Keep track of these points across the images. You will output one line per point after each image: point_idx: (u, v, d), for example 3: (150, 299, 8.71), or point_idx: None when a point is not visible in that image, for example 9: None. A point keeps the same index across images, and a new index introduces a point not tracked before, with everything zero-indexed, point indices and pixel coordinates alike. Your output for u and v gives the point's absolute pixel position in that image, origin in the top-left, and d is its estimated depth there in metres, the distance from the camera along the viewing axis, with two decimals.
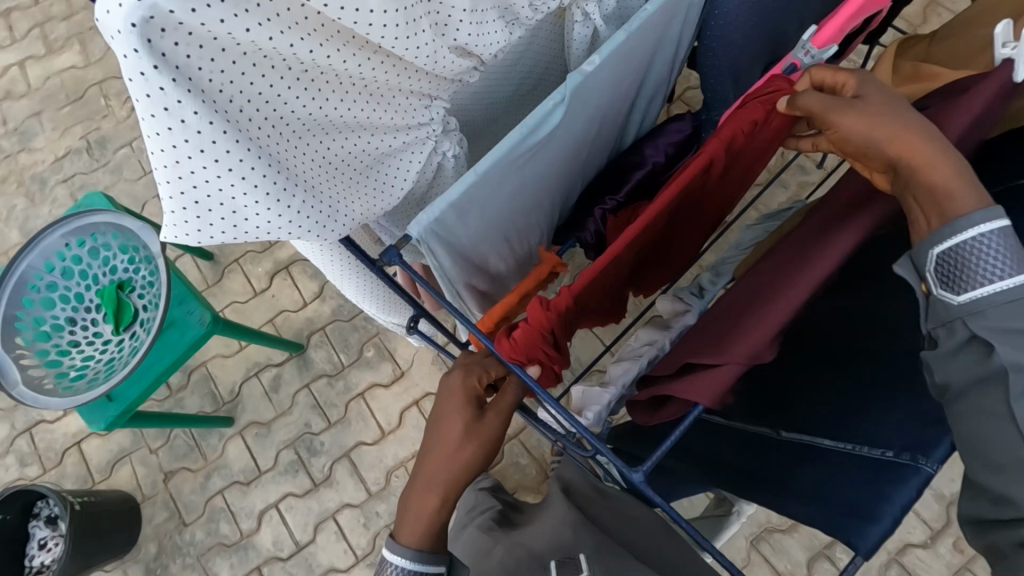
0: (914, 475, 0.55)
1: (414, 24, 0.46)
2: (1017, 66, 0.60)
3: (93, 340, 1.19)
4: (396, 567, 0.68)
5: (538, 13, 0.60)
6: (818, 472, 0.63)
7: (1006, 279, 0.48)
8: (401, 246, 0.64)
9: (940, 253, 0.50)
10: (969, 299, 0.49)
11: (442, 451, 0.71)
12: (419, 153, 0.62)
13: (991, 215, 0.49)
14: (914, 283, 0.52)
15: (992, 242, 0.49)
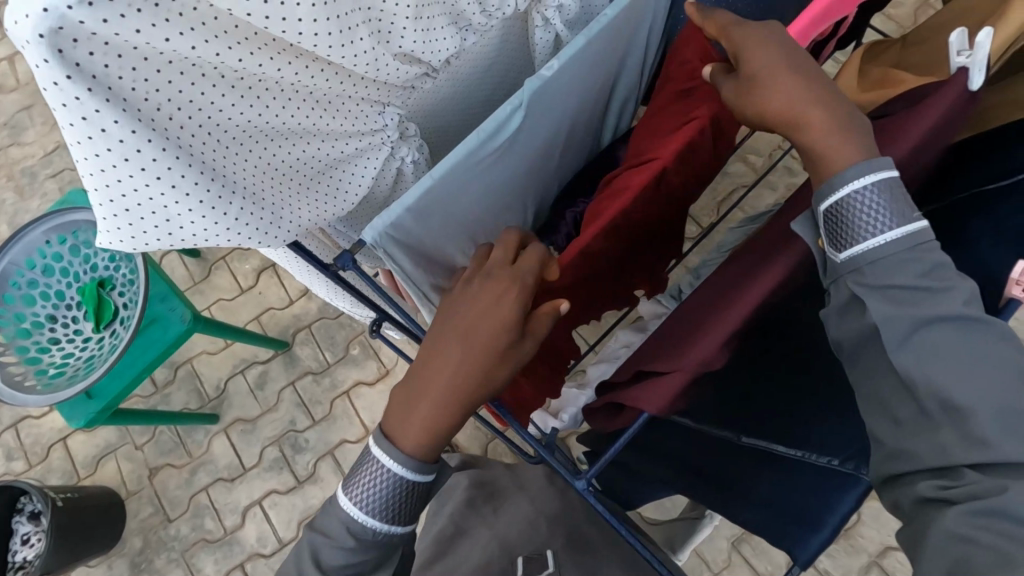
0: (854, 485, 0.60)
1: (348, 32, 0.46)
2: (972, 75, 0.60)
3: (74, 338, 1.19)
4: (386, 471, 0.60)
5: (492, 18, 0.60)
6: (777, 479, 0.65)
7: (884, 234, 0.50)
8: (355, 252, 0.64)
9: (825, 209, 0.52)
10: (849, 257, 0.51)
11: (472, 339, 0.60)
12: (375, 159, 0.62)
13: (872, 168, 0.51)
14: (810, 239, 0.55)
15: (868, 197, 0.51)
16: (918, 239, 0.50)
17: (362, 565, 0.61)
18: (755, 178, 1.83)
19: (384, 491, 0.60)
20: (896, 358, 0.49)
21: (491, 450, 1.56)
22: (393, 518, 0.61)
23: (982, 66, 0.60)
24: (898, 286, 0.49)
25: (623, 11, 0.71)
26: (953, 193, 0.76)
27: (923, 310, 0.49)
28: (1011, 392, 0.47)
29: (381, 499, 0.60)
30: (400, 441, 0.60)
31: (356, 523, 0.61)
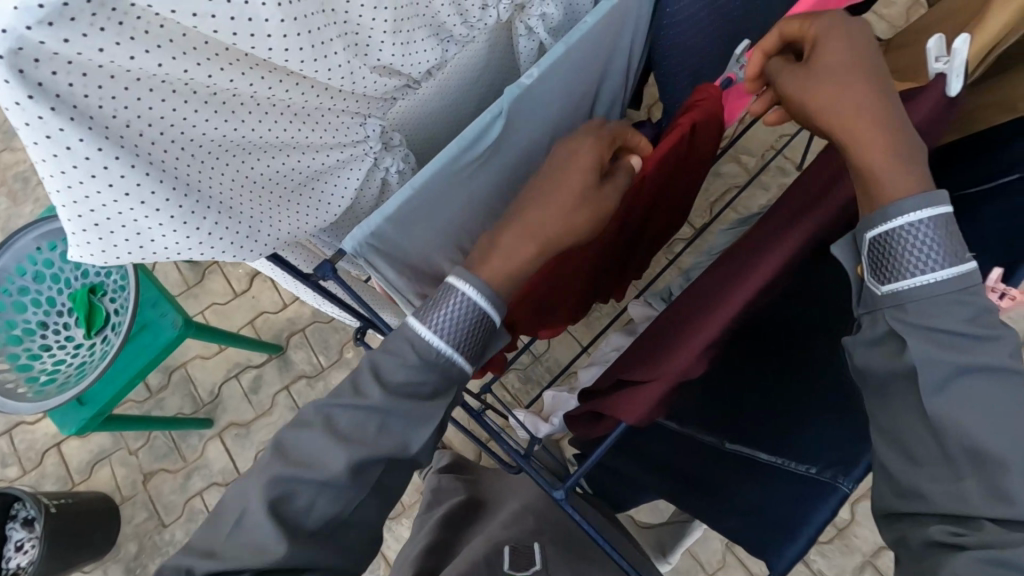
0: (831, 494, 0.55)
1: (321, 47, 0.45)
2: (950, 81, 0.60)
3: (66, 344, 1.18)
4: (462, 298, 0.57)
5: (474, 29, 0.60)
6: (756, 488, 0.64)
7: (936, 272, 0.48)
8: (336, 261, 0.64)
9: (872, 238, 0.51)
10: (891, 291, 0.50)
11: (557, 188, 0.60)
12: (357, 170, 0.62)
13: (927, 202, 0.49)
14: (850, 264, 0.54)
15: (922, 232, 0.49)
16: (966, 280, 0.49)
17: (425, 386, 0.57)
18: (747, 178, 1.83)
19: (461, 318, 0.57)
20: (929, 402, 0.48)
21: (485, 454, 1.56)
22: (464, 353, 0.58)
23: (961, 71, 0.59)
24: (943, 329, 0.48)
25: (604, 18, 0.71)
26: (933, 197, 0.78)
27: (964, 356, 0.48)
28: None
29: (456, 329, 0.57)
30: (476, 271, 0.58)
31: (422, 345, 0.56)
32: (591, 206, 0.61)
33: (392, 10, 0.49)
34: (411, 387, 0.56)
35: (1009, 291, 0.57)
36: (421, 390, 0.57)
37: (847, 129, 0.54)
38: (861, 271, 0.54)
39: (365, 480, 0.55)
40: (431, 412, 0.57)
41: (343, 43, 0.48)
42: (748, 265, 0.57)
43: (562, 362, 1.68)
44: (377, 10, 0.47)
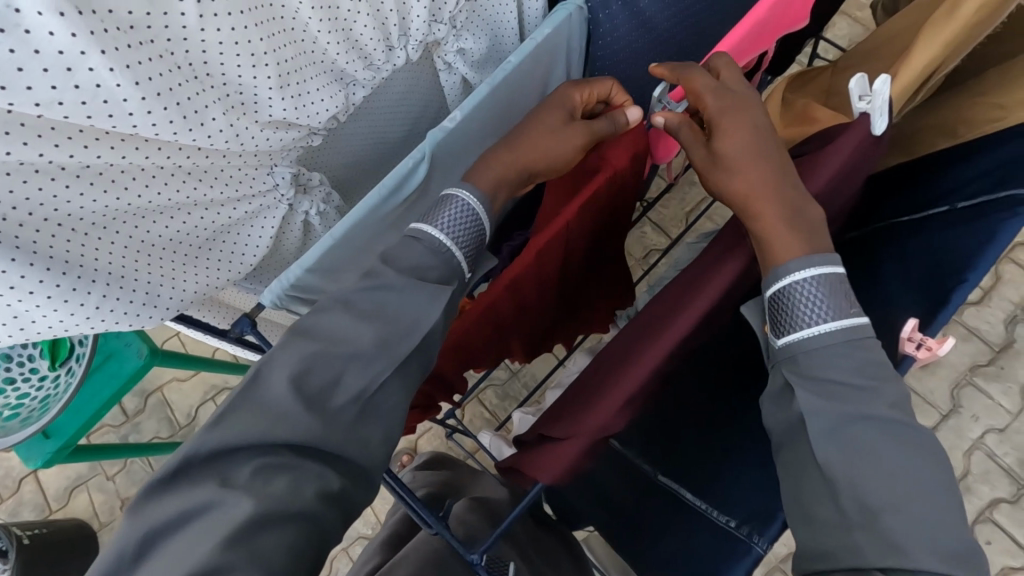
0: (744, 555, 0.55)
1: (196, 115, 0.44)
2: (874, 120, 0.58)
3: (30, 376, 0.83)
4: (459, 205, 0.58)
5: (379, 73, 0.59)
6: (681, 537, 0.64)
7: (818, 325, 0.50)
8: (255, 316, 0.62)
9: (768, 295, 0.53)
10: (784, 344, 0.52)
11: (537, 129, 0.63)
12: (273, 218, 0.60)
13: (816, 261, 0.52)
14: (756, 321, 0.57)
15: (806, 289, 0.51)
16: (850, 331, 0.49)
17: (431, 271, 0.56)
18: None
19: (462, 222, 0.58)
20: (816, 442, 0.49)
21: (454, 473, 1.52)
22: (463, 251, 0.58)
23: (884, 111, 0.58)
24: (833, 381, 0.49)
25: (531, 56, 0.69)
26: (880, 218, 0.76)
27: (859, 408, 0.48)
28: (936, 504, 0.45)
29: (458, 229, 0.58)
30: (474, 181, 0.61)
31: (432, 240, 0.57)
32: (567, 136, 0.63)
33: (275, 68, 0.47)
34: (420, 269, 0.56)
35: (925, 343, 0.56)
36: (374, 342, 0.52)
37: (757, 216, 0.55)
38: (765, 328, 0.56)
39: (389, 356, 0.53)
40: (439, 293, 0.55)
41: (224, 107, 0.46)
42: (706, 275, 0.57)
43: (538, 377, 1.66)
44: (259, 69, 0.45)
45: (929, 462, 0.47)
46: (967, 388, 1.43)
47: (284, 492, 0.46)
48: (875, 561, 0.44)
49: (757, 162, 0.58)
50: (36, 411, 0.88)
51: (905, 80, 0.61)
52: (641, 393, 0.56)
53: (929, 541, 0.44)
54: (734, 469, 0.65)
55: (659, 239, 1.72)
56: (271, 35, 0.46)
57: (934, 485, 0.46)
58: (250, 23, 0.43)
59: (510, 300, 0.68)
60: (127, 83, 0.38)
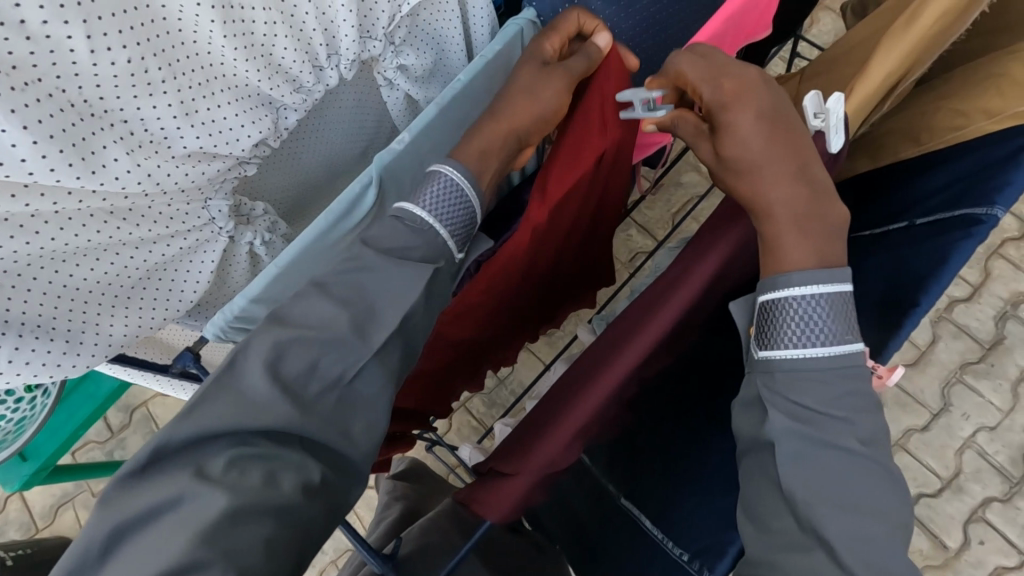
0: None
1: (95, 157, 0.42)
2: (829, 138, 0.57)
3: (6, 400, 0.75)
4: (445, 180, 0.54)
5: (311, 96, 0.57)
6: (644, 558, 0.64)
7: (810, 346, 0.47)
8: (197, 349, 0.61)
9: (763, 301, 0.50)
10: (767, 356, 0.49)
11: (515, 92, 0.59)
12: (213, 250, 0.59)
13: (824, 277, 0.48)
14: (745, 324, 0.53)
15: (807, 306, 0.48)
16: (836, 359, 0.47)
17: (413, 249, 0.52)
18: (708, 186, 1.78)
19: (447, 198, 0.54)
20: (785, 475, 0.46)
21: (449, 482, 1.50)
22: (448, 227, 0.55)
23: (839, 128, 0.56)
24: (802, 403, 0.46)
25: (482, 74, 0.67)
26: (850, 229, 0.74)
27: (834, 436, 0.46)
28: (885, 527, 0.44)
29: (444, 207, 0.54)
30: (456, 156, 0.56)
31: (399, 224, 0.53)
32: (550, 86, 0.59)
33: (174, 93, 0.44)
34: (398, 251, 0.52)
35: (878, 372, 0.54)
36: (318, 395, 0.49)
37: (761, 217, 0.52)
38: (752, 331, 0.53)
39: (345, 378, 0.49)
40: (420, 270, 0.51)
41: (127, 146, 0.44)
42: (670, 287, 0.55)
43: (525, 382, 1.65)
44: (156, 97, 0.43)
45: (882, 480, 0.46)
46: (957, 387, 1.41)
47: (258, 487, 0.43)
48: None
49: (783, 159, 0.52)
50: (12, 432, 0.80)
51: (866, 91, 0.60)
52: (592, 422, 0.56)
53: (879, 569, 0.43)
54: (694, 490, 0.63)
55: (645, 241, 1.69)
56: (171, 60, 0.44)
57: (885, 508, 0.45)
58: (145, 53, 0.41)
59: (495, 279, 0.66)
60: (13, 127, 0.36)
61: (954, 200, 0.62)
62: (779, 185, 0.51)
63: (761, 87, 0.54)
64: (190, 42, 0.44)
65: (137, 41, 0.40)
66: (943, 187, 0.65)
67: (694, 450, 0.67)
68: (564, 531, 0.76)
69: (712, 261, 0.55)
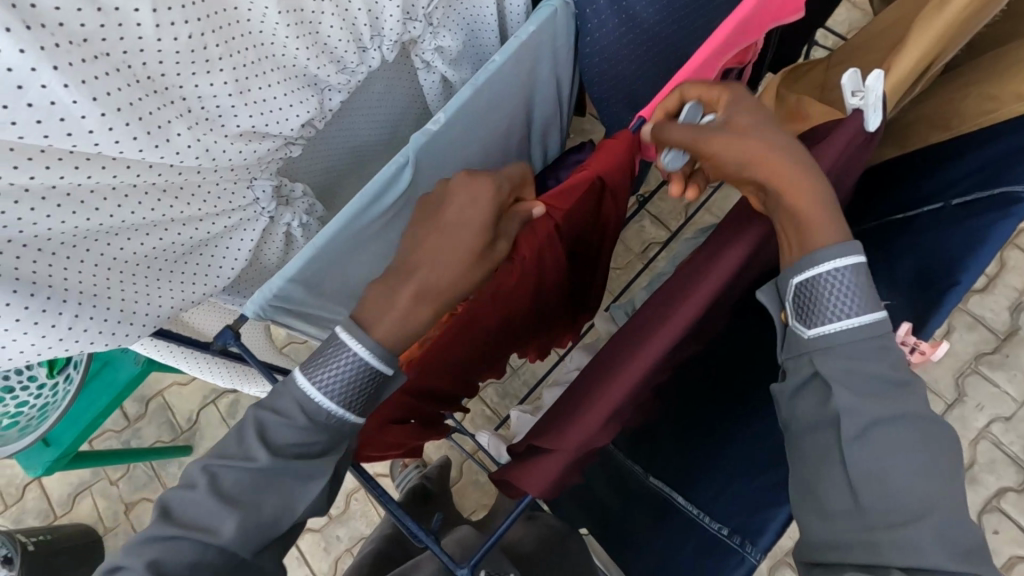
0: (737, 564, 0.54)
1: (160, 131, 0.43)
2: (867, 116, 0.56)
3: (28, 384, 0.80)
4: (349, 358, 0.49)
5: (355, 75, 0.57)
6: (671, 534, 0.64)
7: (856, 316, 0.47)
8: (238, 327, 0.61)
9: (798, 283, 0.49)
10: (818, 334, 0.48)
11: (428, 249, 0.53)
12: (252, 231, 0.59)
13: (846, 249, 0.48)
14: (775, 311, 0.52)
15: (844, 278, 0.48)
16: (881, 328, 0.48)
17: (315, 444, 0.50)
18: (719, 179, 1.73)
19: (348, 381, 0.50)
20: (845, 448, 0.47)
21: (465, 470, 1.50)
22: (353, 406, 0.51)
23: (878, 106, 0.56)
24: (860, 376, 0.47)
25: (514, 56, 0.66)
26: (878, 213, 0.74)
27: (884, 404, 0.47)
28: (942, 501, 0.45)
29: (343, 389, 0.50)
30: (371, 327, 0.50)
31: (311, 404, 0.50)
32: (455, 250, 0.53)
33: (230, 72, 0.45)
34: (302, 449, 0.50)
35: (919, 347, 0.56)
36: (311, 449, 0.50)
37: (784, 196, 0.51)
38: (785, 316, 0.52)
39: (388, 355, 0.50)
40: (318, 471, 0.50)
41: (188, 123, 0.45)
42: (713, 255, 0.56)
43: (539, 373, 1.65)
44: (213, 75, 0.44)
45: (925, 441, 0.47)
46: (972, 377, 1.41)
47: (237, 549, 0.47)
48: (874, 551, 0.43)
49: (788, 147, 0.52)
50: (36, 419, 0.85)
51: (901, 71, 0.60)
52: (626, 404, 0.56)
53: (945, 548, 0.44)
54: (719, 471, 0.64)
55: (658, 232, 1.68)
56: (227, 38, 0.44)
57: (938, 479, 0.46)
58: (206, 29, 0.42)
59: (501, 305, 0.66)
60: (83, 100, 0.38)
61: (984, 182, 0.62)
62: (757, 152, 0.52)
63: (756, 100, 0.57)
64: (244, 19, 0.45)
65: (199, 17, 0.41)
66: (969, 171, 0.65)
67: (720, 432, 0.67)
68: (592, 513, 0.76)
69: (752, 237, 0.56)
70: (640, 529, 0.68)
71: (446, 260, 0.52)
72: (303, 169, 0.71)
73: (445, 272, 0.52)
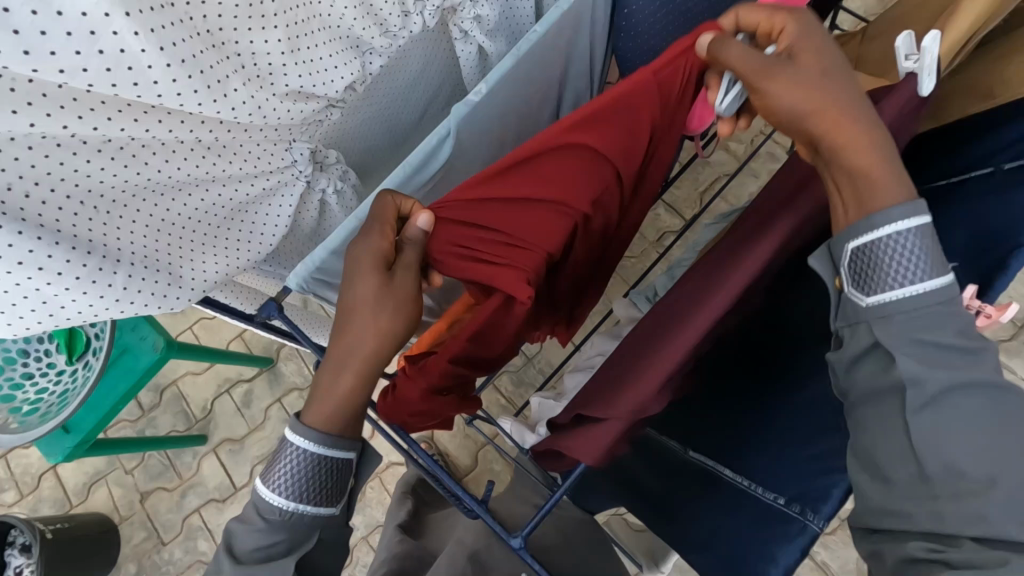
0: (800, 534, 0.54)
1: (220, 86, 0.43)
2: (921, 81, 0.56)
3: (47, 371, 0.87)
4: (297, 452, 0.54)
5: (397, 39, 0.57)
6: (718, 510, 0.63)
7: (921, 283, 0.43)
8: (281, 300, 0.61)
9: (852, 248, 0.46)
10: (878, 302, 0.45)
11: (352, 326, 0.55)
12: (290, 196, 0.60)
13: (913, 209, 0.44)
14: (827, 277, 0.49)
15: (908, 241, 0.44)
16: (950, 291, 0.44)
17: (276, 546, 0.54)
18: (733, 166, 1.67)
19: (297, 479, 0.54)
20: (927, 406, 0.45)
21: (482, 457, 1.50)
22: (308, 501, 0.54)
23: (933, 70, 0.55)
24: (923, 344, 0.43)
25: (554, 26, 0.64)
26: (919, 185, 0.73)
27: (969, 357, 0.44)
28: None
29: (293, 482, 0.54)
30: (307, 415, 0.55)
31: (265, 503, 0.54)
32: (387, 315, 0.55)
33: (284, 28, 0.46)
34: (268, 551, 0.54)
35: (979, 310, 0.53)
36: (275, 548, 0.54)
37: (838, 145, 0.46)
38: (839, 283, 0.48)
39: None
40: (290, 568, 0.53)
41: (242, 78, 0.45)
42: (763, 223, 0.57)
43: (554, 361, 1.64)
44: (268, 31, 0.45)
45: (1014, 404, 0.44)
46: None
47: None
48: (952, 512, 0.41)
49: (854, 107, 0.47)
50: (57, 405, 0.89)
51: (953, 38, 0.59)
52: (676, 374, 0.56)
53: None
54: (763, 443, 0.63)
55: (673, 220, 1.67)
56: None
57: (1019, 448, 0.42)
58: None
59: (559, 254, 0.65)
60: (152, 49, 0.38)
61: None
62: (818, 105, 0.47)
63: (826, 41, 0.50)
64: None
65: None
66: (1016, 140, 0.64)
67: (758, 404, 0.66)
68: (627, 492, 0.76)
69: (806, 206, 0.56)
70: (684, 504, 0.68)
71: (373, 322, 0.55)
72: (342, 141, 0.70)
73: (371, 343, 0.55)
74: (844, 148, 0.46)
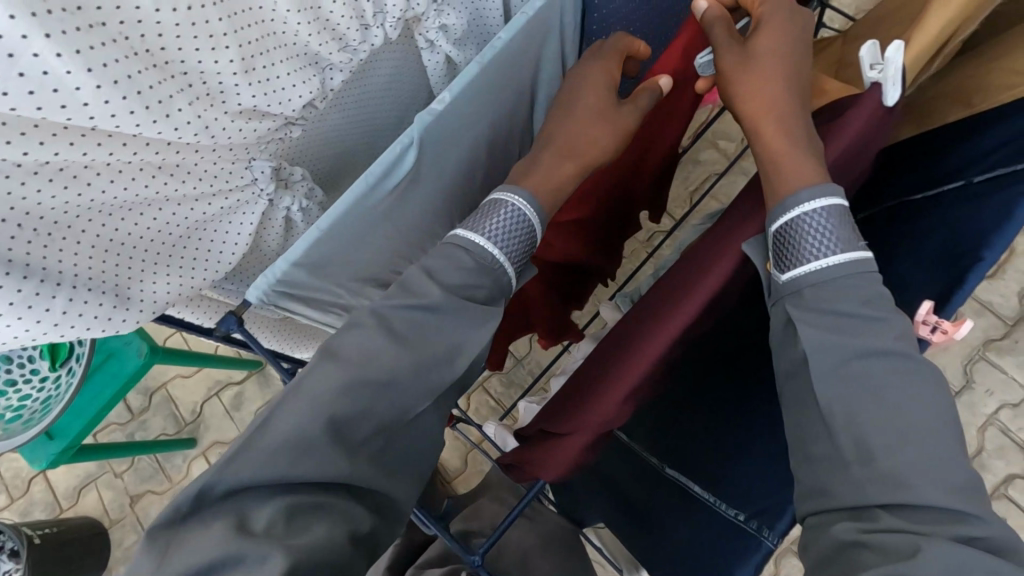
0: (755, 550, 0.54)
1: (161, 106, 0.43)
2: (885, 91, 0.55)
3: (30, 377, 0.82)
4: (510, 210, 0.54)
5: (357, 54, 0.56)
6: (689, 524, 0.63)
7: (830, 257, 0.47)
8: (241, 314, 0.60)
9: (774, 230, 0.50)
10: (792, 278, 0.48)
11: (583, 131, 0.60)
12: (253, 213, 0.59)
13: (824, 193, 0.48)
14: (760, 261, 0.52)
15: (819, 220, 0.48)
16: (860, 266, 0.47)
17: (481, 290, 0.53)
18: (723, 165, 1.66)
19: (513, 229, 0.54)
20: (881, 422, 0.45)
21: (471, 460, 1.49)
22: (514, 264, 0.55)
23: (897, 79, 0.54)
24: (837, 313, 0.46)
25: (521, 33, 0.65)
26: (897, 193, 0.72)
27: (913, 362, 0.45)
28: (936, 444, 0.43)
29: (507, 237, 0.54)
30: (521, 186, 0.56)
31: (479, 249, 0.53)
32: (610, 124, 0.61)
33: (235, 47, 0.44)
34: (468, 293, 0.52)
35: (941, 326, 0.53)
36: (477, 293, 0.53)
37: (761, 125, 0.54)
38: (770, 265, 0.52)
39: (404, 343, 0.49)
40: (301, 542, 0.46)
41: (188, 98, 0.44)
42: (724, 236, 0.56)
43: (544, 362, 1.64)
44: (218, 51, 0.44)
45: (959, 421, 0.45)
46: (980, 363, 1.39)
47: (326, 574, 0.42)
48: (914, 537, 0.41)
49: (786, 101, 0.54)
50: (39, 411, 0.86)
51: (920, 46, 0.59)
52: (640, 384, 0.56)
53: (941, 494, 0.42)
54: (732, 458, 0.63)
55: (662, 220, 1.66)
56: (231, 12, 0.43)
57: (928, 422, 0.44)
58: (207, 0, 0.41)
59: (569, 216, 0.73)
60: (77, 71, 0.37)
61: (1006, 159, 0.61)
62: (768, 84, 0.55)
63: (789, 33, 0.57)
64: None
65: None
66: (993, 147, 0.63)
67: (733, 416, 0.66)
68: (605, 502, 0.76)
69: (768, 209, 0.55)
70: (659, 516, 0.67)
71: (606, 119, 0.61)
72: (308, 151, 0.69)
73: (598, 138, 0.60)
74: (770, 137, 0.53)
